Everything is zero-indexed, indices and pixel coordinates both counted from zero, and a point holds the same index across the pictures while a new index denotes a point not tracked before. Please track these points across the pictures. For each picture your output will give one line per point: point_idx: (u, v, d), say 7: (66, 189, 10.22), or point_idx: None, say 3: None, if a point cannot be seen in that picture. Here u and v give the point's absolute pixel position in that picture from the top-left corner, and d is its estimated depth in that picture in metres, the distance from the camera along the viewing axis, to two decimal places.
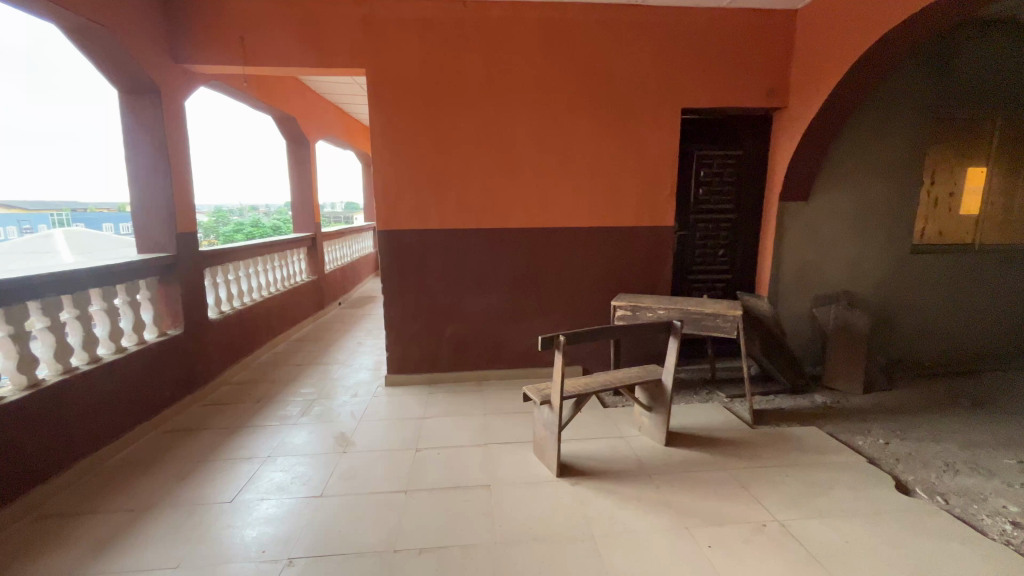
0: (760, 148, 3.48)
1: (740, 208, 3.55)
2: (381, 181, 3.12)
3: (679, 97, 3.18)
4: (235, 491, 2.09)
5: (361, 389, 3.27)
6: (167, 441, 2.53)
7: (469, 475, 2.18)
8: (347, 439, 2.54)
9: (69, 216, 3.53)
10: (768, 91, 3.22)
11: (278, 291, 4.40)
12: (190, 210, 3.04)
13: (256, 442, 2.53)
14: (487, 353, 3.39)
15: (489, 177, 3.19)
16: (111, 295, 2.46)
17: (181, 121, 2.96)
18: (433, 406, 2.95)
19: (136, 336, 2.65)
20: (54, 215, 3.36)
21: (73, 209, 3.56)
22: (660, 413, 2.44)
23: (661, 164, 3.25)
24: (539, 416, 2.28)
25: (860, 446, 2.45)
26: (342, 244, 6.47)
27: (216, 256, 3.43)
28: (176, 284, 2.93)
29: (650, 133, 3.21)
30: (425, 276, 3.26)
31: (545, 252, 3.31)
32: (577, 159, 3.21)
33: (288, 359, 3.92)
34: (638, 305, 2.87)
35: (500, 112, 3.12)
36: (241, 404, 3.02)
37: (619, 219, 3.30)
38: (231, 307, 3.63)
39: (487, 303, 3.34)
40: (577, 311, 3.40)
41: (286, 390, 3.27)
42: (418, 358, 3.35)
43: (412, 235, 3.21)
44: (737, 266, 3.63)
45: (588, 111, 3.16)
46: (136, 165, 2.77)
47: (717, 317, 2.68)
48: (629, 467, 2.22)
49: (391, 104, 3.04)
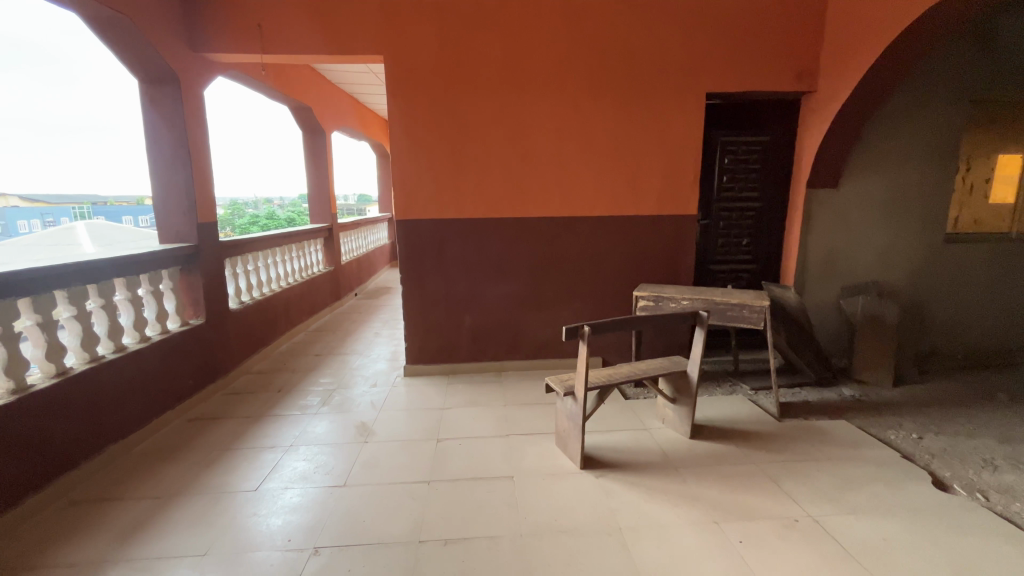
0: (787, 134, 3.37)
1: (765, 196, 3.46)
2: (398, 169, 3.09)
3: (704, 81, 3.09)
4: (260, 478, 2.10)
5: (380, 379, 3.27)
6: (191, 429, 2.56)
7: (491, 465, 2.17)
8: (368, 429, 2.53)
9: (90, 209, 3.55)
10: (796, 74, 3.11)
11: (296, 281, 4.42)
12: (210, 200, 3.04)
13: (279, 431, 2.54)
14: (505, 344, 3.36)
15: (508, 164, 3.14)
16: (135, 285, 2.48)
17: (201, 111, 2.95)
18: (453, 397, 2.94)
19: (160, 325, 2.67)
20: (76, 209, 3.52)
21: (93, 202, 3.54)
22: (684, 405, 2.40)
23: (685, 152, 3.17)
24: (562, 406, 2.24)
25: (893, 441, 2.38)
26: (357, 235, 6.49)
27: (236, 246, 3.44)
28: (198, 274, 2.95)
29: (673, 120, 3.12)
30: (444, 266, 3.24)
31: (565, 242, 3.26)
32: (598, 147, 3.14)
33: (307, 349, 3.93)
34: (660, 296, 2.81)
35: (519, 98, 3.06)
36: (262, 394, 3.04)
37: (641, 208, 3.23)
38: (251, 297, 3.65)
39: (506, 293, 3.30)
40: (596, 301, 3.35)
41: (306, 380, 3.28)
42: (437, 349, 3.33)
43: (430, 224, 3.18)
44: (761, 256, 3.54)
45: (609, 97, 3.08)
46: (157, 156, 2.77)
47: (744, 307, 2.62)
48: (653, 459, 2.19)
49: (409, 91, 3.00)
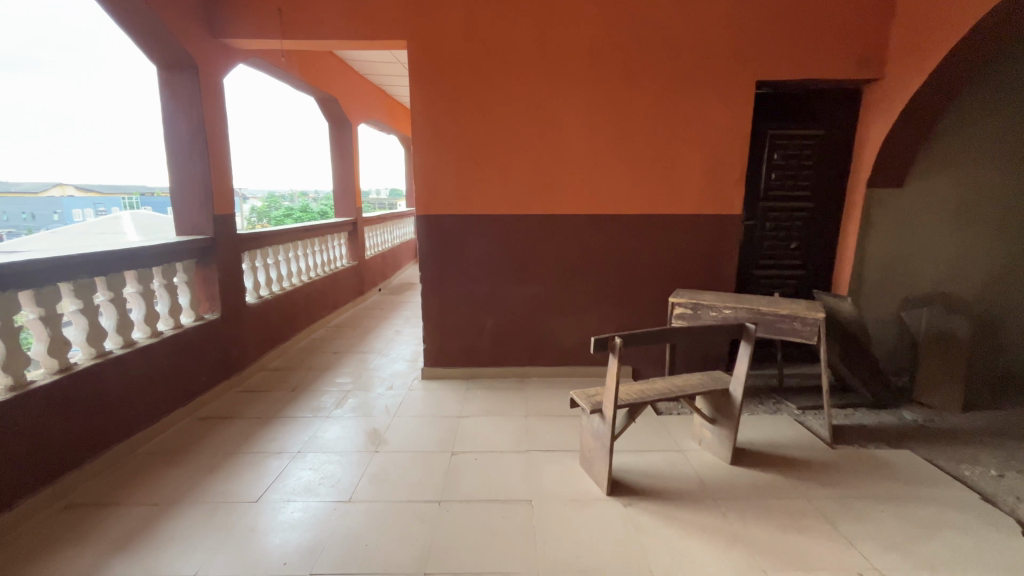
0: (846, 127, 3.05)
1: (819, 196, 3.14)
2: (420, 161, 2.93)
3: (754, 67, 2.80)
4: (263, 487, 1.99)
5: (397, 381, 3.14)
6: (200, 429, 2.47)
7: (508, 486, 1.99)
8: (379, 437, 2.39)
9: (137, 200, 3.54)
10: (860, 60, 2.78)
11: (318, 276, 4.34)
12: (228, 191, 2.96)
13: (288, 434, 2.43)
14: (528, 348, 3.17)
15: (536, 158, 2.94)
16: (147, 278, 2.40)
17: (220, 99, 2.86)
18: (471, 404, 2.77)
19: (173, 320, 2.60)
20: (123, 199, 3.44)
21: (141, 192, 3.49)
22: (724, 427, 2.16)
23: (730, 146, 2.89)
24: (588, 424, 2.04)
25: (968, 478, 2.08)
26: (383, 229, 6.39)
27: (254, 239, 3.35)
28: (214, 268, 2.87)
29: (718, 110, 2.85)
30: (466, 265, 3.07)
31: (595, 242, 3.04)
32: (635, 139, 2.90)
33: (325, 346, 3.84)
34: (699, 303, 2.57)
35: (550, 87, 2.85)
36: (276, 393, 2.94)
37: (680, 207, 2.98)
38: (270, 291, 3.58)
39: (531, 295, 3.11)
40: (628, 306, 3.12)
41: (323, 379, 3.17)
42: (457, 352, 3.17)
43: (452, 220, 3.01)
44: (811, 262, 3.23)
45: (649, 85, 2.84)
46: (174, 145, 2.70)
47: (795, 319, 2.36)
48: (689, 488, 1.96)
49: (433, 79, 2.84)
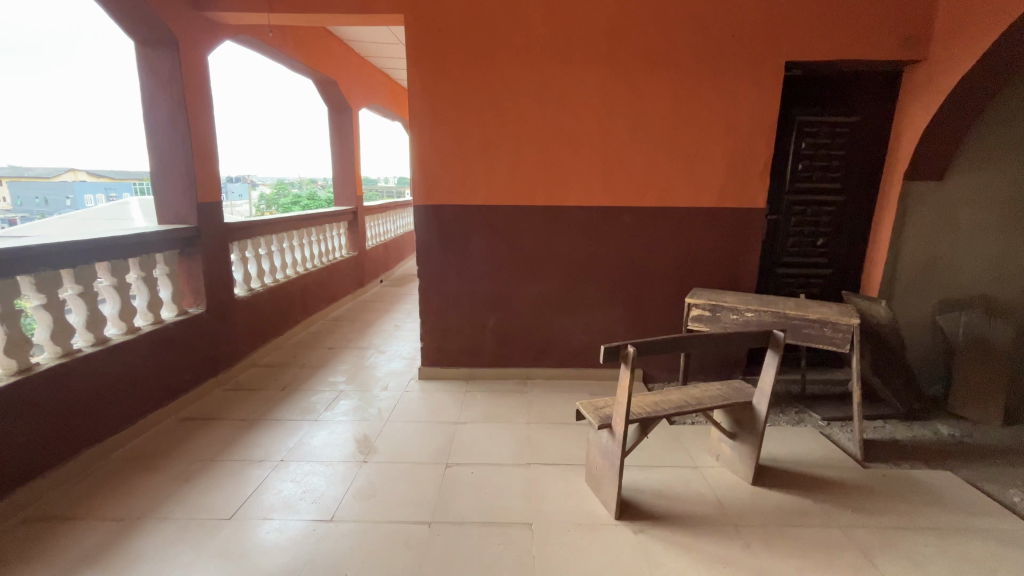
0: (883, 114, 2.78)
1: (850, 190, 2.90)
2: (419, 148, 2.72)
3: (784, 47, 2.56)
4: (241, 500, 1.83)
5: (394, 381, 2.96)
6: (181, 431, 2.32)
7: (507, 505, 1.81)
8: (370, 445, 2.22)
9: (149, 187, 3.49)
10: (901, 40, 2.52)
11: (315, 267, 4.17)
12: (213, 177, 2.77)
13: (274, 439, 2.27)
14: (533, 349, 2.98)
15: (544, 144, 2.72)
16: (122, 270, 2.24)
17: (204, 78, 2.67)
18: (471, 408, 2.59)
19: (152, 315, 2.43)
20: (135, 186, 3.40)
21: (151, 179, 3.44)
22: (746, 443, 1.97)
23: (755, 134, 2.66)
24: (596, 439, 1.85)
25: (1018, 506, 1.87)
26: (385, 219, 6.20)
27: (244, 229, 3.18)
28: (198, 259, 2.69)
29: (743, 94, 2.61)
30: (467, 260, 2.87)
31: (605, 236, 2.83)
32: (652, 125, 2.67)
33: (321, 341, 3.66)
34: (719, 304, 2.37)
35: (560, 67, 2.62)
36: (265, 392, 2.78)
37: (698, 200, 2.76)
38: (262, 284, 3.40)
39: (536, 292, 2.91)
40: (640, 306, 2.91)
41: (316, 378, 3.01)
42: (457, 351, 2.99)
43: (454, 211, 2.81)
44: (839, 261, 3.00)
45: (669, 65, 2.60)
46: (155, 127, 2.51)
47: (825, 325, 2.15)
48: (707, 512, 1.78)
49: (434, 57, 2.62)
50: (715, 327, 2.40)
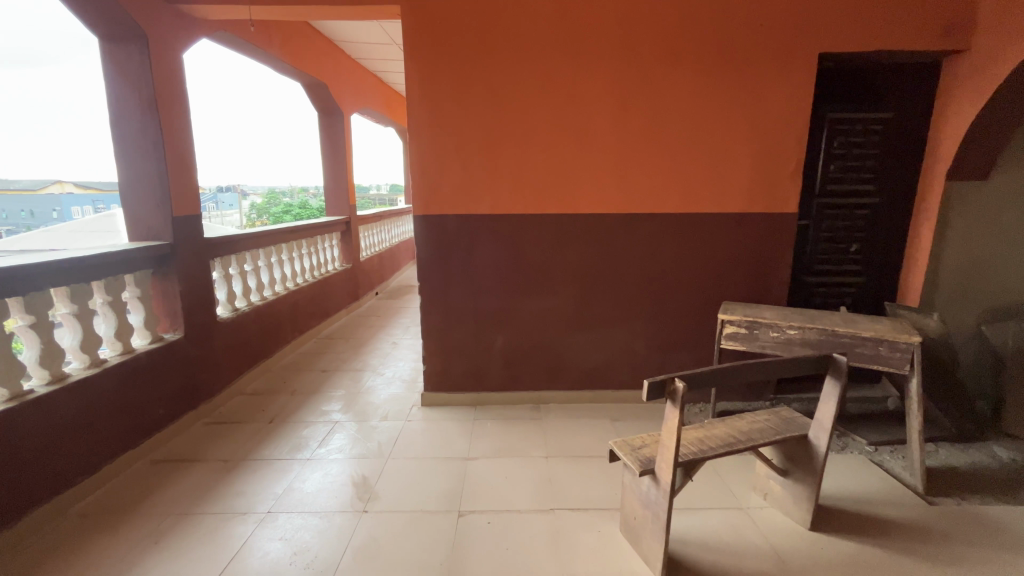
0: (921, 109, 2.56)
1: (885, 191, 2.67)
2: (418, 151, 2.47)
3: (815, 36, 2.34)
4: (218, 567, 1.56)
5: (394, 410, 2.69)
6: (153, 478, 2.05)
7: (530, 564, 1.55)
8: (369, 490, 1.96)
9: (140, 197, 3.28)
10: (943, 27, 2.31)
11: (306, 282, 3.90)
12: (190, 187, 2.50)
13: (260, 485, 2.00)
14: (545, 369, 2.73)
15: (556, 146, 2.48)
16: (84, 296, 1.97)
17: (179, 78, 2.41)
18: (481, 441, 2.33)
19: (120, 345, 2.16)
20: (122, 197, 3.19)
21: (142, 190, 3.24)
22: (800, 482, 1.72)
23: (784, 133, 2.44)
24: (633, 485, 1.60)
25: None
26: (379, 229, 5.94)
27: (227, 244, 2.90)
28: (174, 279, 2.42)
29: (773, 89, 2.39)
30: (473, 274, 2.62)
31: (623, 246, 2.59)
32: (672, 125, 2.44)
33: (313, 363, 3.38)
34: (757, 320, 2.13)
35: (572, 62, 2.39)
36: (250, 425, 2.50)
37: (724, 205, 2.53)
38: (248, 303, 3.13)
39: (547, 308, 2.66)
40: (661, 321, 2.67)
41: (307, 407, 2.73)
42: (463, 374, 2.73)
43: (457, 221, 2.56)
44: (874, 269, 2.77)
45: (690, 58, 2.38)
46: (122, 133, 2.25)
47: (880, 344, 1.92)
48: (765, 568, 1.53)
49: (431, 53, 2.38)
50: (752, 346, 2.16)
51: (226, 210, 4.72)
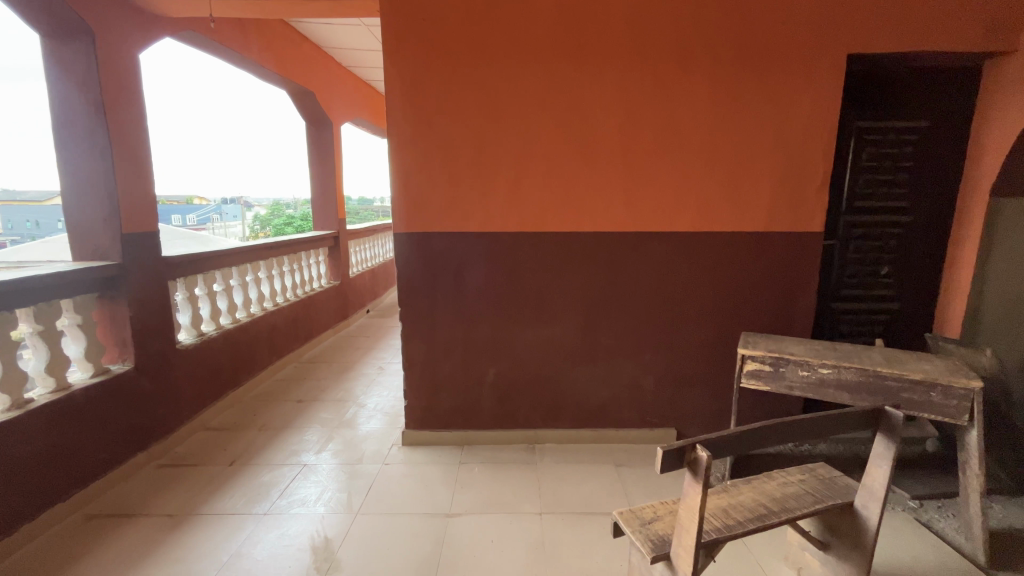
0: (961, 117, 2.29)
1: (920, 208, 2.39)
2: (401, 162, 2.22)
3: (843, 36, 2.10)
4: None
5: (372, 449, 2.40)
6: (83, 538, 1.76)
7: None
8: (331, 557, 1.67)
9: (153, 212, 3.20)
10: (988, 25, 2.05)
11: (287, 302, 3.63)
12: (145, 200, 2.25)
13: (205, 548, 1.72)
14: (541, 406, 2.44)
15: (554, 156, 2.22)
16: (6, 326, 1.70)
17: (133, 80, 2.16)
18: (467, 492, 2.04)
19: (53, 381, 1.88)
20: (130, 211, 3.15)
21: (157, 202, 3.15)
22: (844, 559, 1.43)
23: (809, 143, 2.18)
24: (643, 567, 1.31)
25: None
26: (372, 243, 5.68)
27: (192, 262, 2.64)
28: (123, 303, 2.15)
29: (796, 94, 2.14)
30: (460, 299, 2.35)
31: (628, 269, 2.32)
32: (683, 134, 2.19)
33: (289, 393, 3.09)
34: (783, 357, 1.85)
35: (571, 63, 2.15)
36: (208, 469, 2.22)
37: (742, 224, 2.26)
38: (216, 326, 2.85)
39: (543, 337, 2.38)
40: (672, 352, 2.39)
41: (275, 446, 2.44)
42: (450, 411, 2.45)
43: (443, 240, 2.30)
44: (908, 294, 2.47)
45: (702, 59, 2.13)
46: (64, 140, 2.00)
47: (931, 389, 1.63)
48: None
49: (415, 53, 2.14)
50: (778, 386, 1.87)
51: (229, 221, 4.95)
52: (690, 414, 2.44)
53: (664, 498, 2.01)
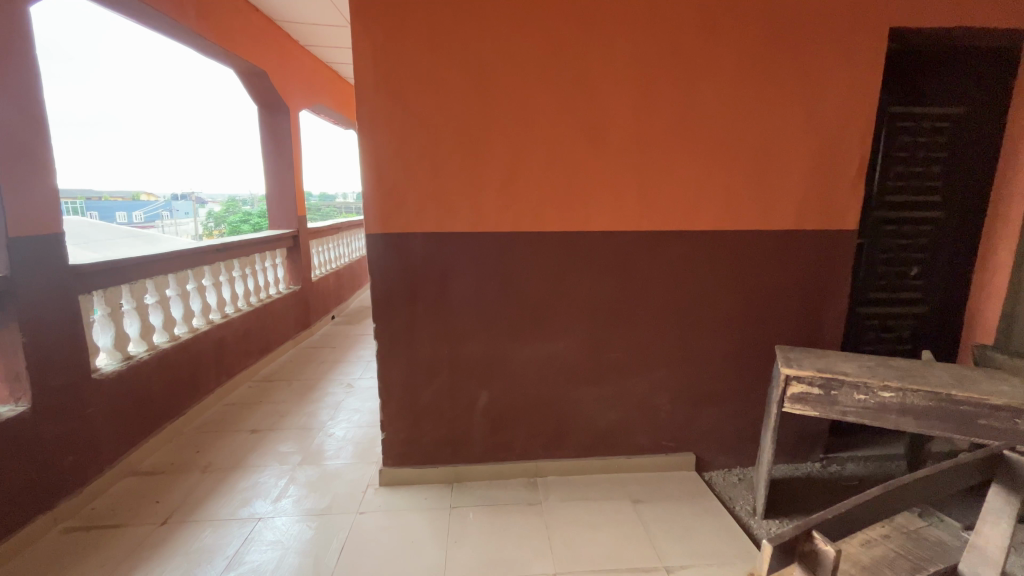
0: (996, 103, 2.09)
1: (952, 203, 2.19)
2: (374, 148, 1.83)
3: (883, 9, 1.84)
4: None
5: (343, 492, 2.00)
6: None
7: None
8: None
9: None
10: None
11: (239, 312, 3.16)
12: (42, 194, 1.77)
13: None
14: (541, 433, 2.11)
15: (557, 143, 1.88)
16: None
17: (20, 37, 1.67)
18: (462, 547, 1.68)
19: None
20: None
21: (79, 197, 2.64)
22: None
23: (844, 130, 1.92)
24: None
25: None
26: (337, 243, 5.19)
27: (116, 271, 2.16)
28: (14, 326, 1.68)
29: (832, 73, 1.88)
30: (446, 312, 1.98)
31: (641, 274, 2.01)
32: (706, 117, 1.89)
33: (241, 421, 2.64)
34: (834, 379, 1.58)
35: (577, 32, 1.81)
36: (132, 529, 1.78)
37: (768, 222, 1.99)
38: (149, 347, 2.38)
39: (544, 354, 2.04)
40: (689, 369, 2.10)
41: (221, 493, 2.01)
42: (435, 443, 2.08)
43: (426, 243, 1.92)
44: (937, 296, 2.27)
45: (729, 31, 1.83)
46: None
47: (1016, 416, 1.39)
48: None
49: (390, 15, 1.74)
50: (828, 412, 1.60)
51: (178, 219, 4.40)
52: (709, 436, 2.17)
53: (729, 570, 1.58)
